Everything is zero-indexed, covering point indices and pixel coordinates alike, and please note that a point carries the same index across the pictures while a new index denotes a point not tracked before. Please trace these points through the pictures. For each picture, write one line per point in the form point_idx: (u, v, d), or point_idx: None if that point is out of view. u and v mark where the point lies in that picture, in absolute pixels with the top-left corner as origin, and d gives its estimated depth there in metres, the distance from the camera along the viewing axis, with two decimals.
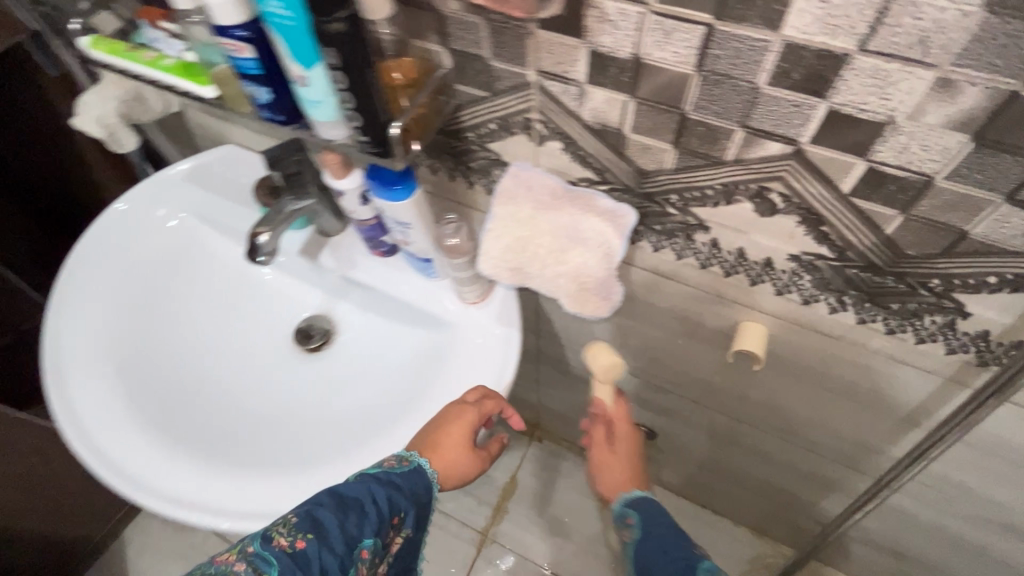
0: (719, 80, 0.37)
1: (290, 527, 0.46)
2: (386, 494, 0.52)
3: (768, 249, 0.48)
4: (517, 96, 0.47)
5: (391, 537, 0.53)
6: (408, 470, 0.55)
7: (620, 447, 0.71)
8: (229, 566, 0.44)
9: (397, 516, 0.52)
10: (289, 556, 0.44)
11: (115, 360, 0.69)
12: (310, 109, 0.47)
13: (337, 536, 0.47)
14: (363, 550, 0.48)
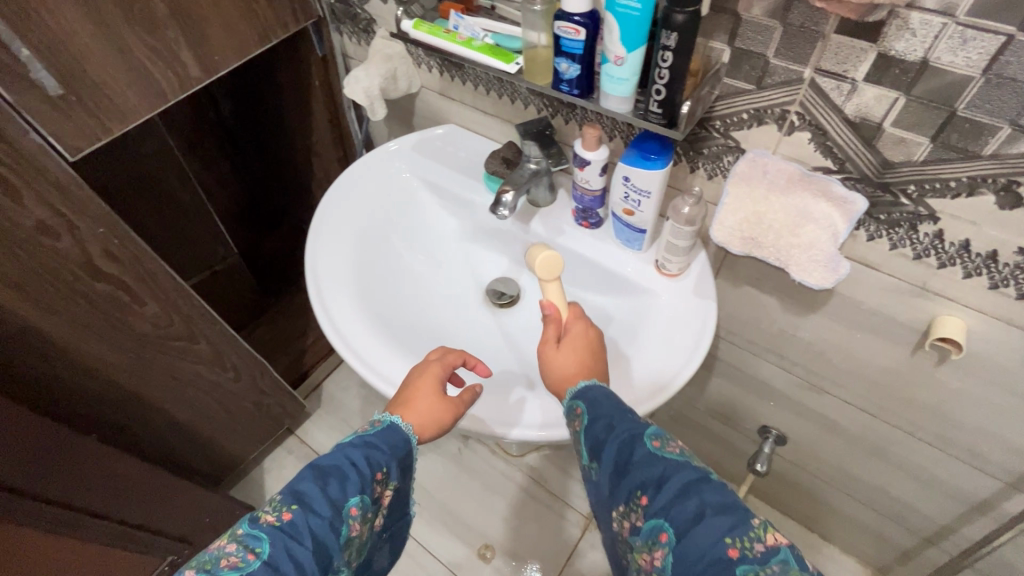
0: (1002, 82, 0.46)
1: (275, 502, 0.52)
2: (363, 455, 0.57)
3: (996, 240, 0.55)
4: (786, 90, 0.57)
5: (380, 491, 0.58)
6: (383, 429, 0.61)
7: (567, 344, 0.62)
8: (222, 548, 0.49)
9: (379, 472, 0.57)
10: (276, 528, 0.50)
11: (355, 277, 0.83)
12: (608, 84, 0.59)
13: (319, 502, 0.52)
14: (350, 508, 0.53)
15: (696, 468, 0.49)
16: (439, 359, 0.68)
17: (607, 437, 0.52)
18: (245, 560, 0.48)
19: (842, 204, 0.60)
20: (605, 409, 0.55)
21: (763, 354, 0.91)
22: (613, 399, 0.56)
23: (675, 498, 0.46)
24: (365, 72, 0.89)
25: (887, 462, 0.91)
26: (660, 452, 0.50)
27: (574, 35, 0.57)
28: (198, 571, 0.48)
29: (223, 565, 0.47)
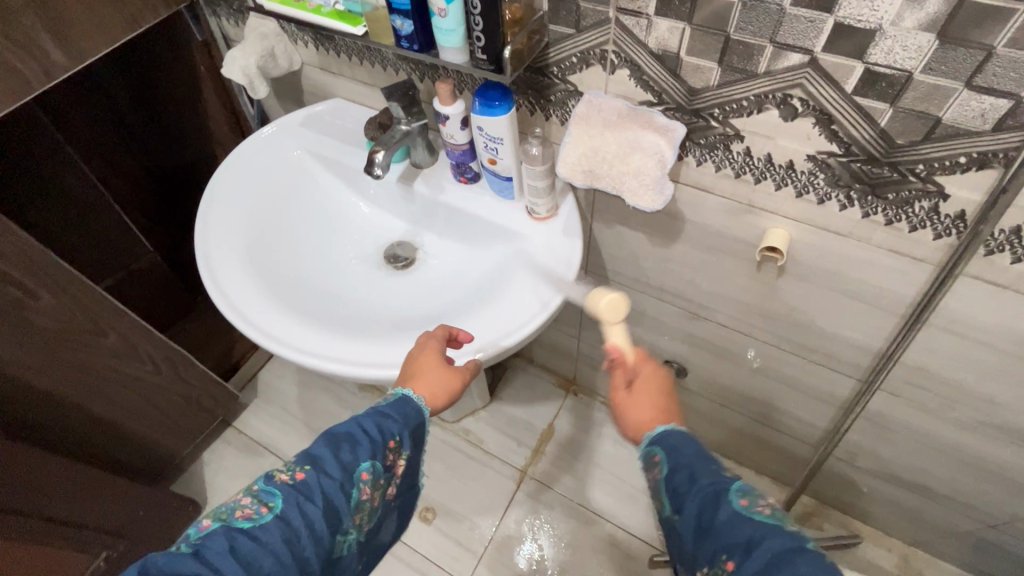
0: (755, 4, 0.52)
1: (290, 464, 0.58)
2: (374, 423, 0.62)
3: (789, 151, 0.62)
4: (601, 32, 0.62)
5: (393, 460, 0.63)
6: (395, 400, 0.65)
7: (639, 387, 0.63)
8: (240, 498, 0.55)
9: (392, 440, 0.62)
10: (291, 485, 0.56)
11: (245, 249, 0.86)
12: (440, 37, 0.63)
13: (331, 464, 0.57)
14: (361, 472, 0.59)
15: (789, 533, 0.47)
16: (430, 336, 0.71)
17: (689, 493, 0.53)
18: (259, 511, 0.54)
19: (664, 132, 0.66)
20: (686, 458, 0.55)
21: (647, 290, 0.98)
22: (693, 445, 0.56)
23: (767, 569, 0.45)
24: (240, 51, 0.91)
25: (765, 376, 1.00)
26: (747, 513, 0.49)
27: None
28: (217, 519, 0.54)
29: (238, 515, 0.54)
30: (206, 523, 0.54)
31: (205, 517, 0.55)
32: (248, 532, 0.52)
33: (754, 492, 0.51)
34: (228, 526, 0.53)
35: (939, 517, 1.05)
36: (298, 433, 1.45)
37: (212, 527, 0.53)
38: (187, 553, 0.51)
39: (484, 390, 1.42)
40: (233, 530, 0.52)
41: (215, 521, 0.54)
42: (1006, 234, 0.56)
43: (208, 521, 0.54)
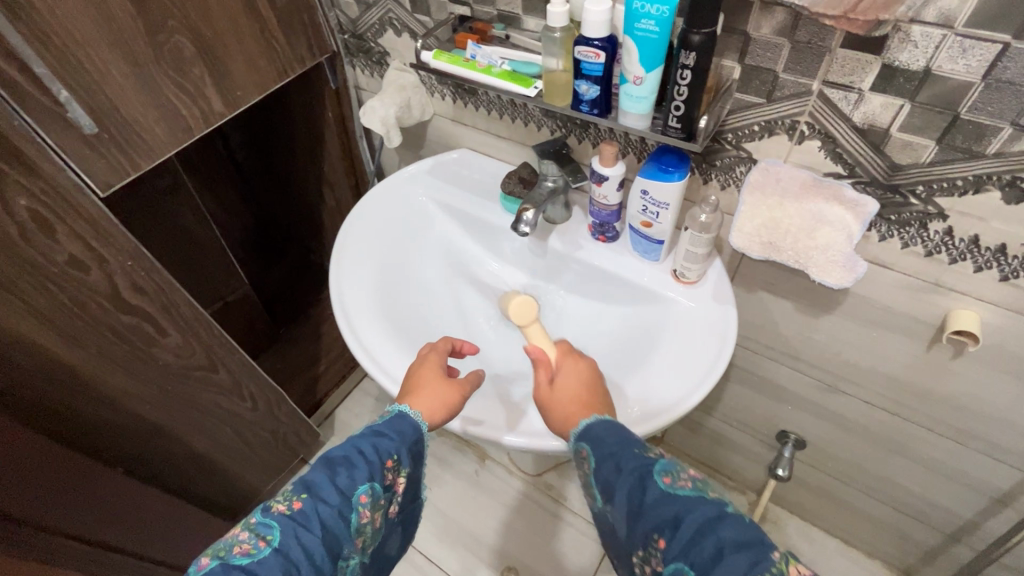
0: (1001, 85, 0.49)
1: (286, 492, 0.55)
2: (371, 444, 0.60)
3: (1004, 234, 0.58)
4: (795, 102, 0.60)
5: (391, 478, 0.60)
6: (392, 418, 0.63)
7: (560, 381, 0.64)
8: (238, 533, 0.52)
9: (389, 460, 0.60)
10: (288, 516, 0.53)
11: (378, 297, 0.85)
12: (627, 103, 0.62)
13: (328, 490, 0.55)
14: (361, 495, 0.56)
15: (712, 503, 0.47)
16: (433, 349, 0.73)
17: (617, 478, 0.52)
18: (256, 547, 0.51)
19: (852, 208, 0.63)
20: (610, 448, 0.54)
21: (779, 357, 0.93)
22: (617, 434, 0.56)
23: (692, 539, 0.44)
24: (381, 102, 0.93)
25: (906, 458, 0.93)
26: (670, 490, 0.48)
27: (596, 60, 0.60)
28: (213, 558, 0.51)
29: (236, 552, 0.50)
30: (204, 561, 0.51)
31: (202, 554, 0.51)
32: (247, 568, 0.49)
33: (674, 471, 0.50)
34: (227, 563, 0.49)
35: None
36: None
37: (209, 566, 0.50)
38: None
39: None
40: (229, 568, 0.49)
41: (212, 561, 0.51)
42: None
43: (206, 559, 0.51)
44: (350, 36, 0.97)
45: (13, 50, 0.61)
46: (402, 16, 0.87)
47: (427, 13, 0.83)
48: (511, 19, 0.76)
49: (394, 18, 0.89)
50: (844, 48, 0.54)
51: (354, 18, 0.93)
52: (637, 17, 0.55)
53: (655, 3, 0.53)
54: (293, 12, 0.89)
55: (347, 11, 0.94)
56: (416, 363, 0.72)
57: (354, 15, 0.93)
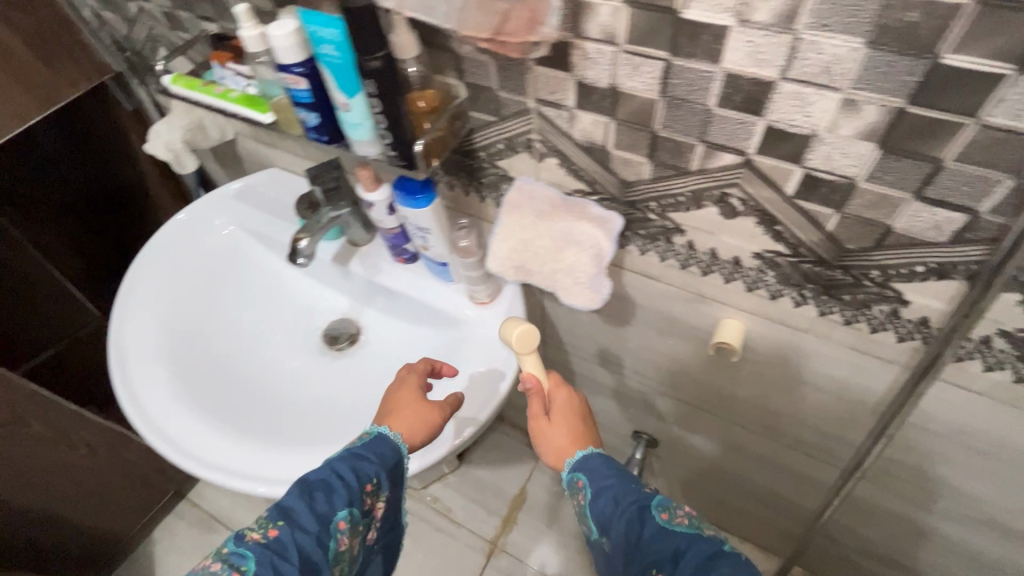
0: (678, 103, 0.46)
1: (263, 518, 0.51)
2: (349, 467, 0.55)
3: (735, 247, 0.56)
4: (523, 119, 0.57)
5: (371, 503, 0.56)
6: (371, 440, 0.58)
7: (557, 416, 0.59)
8: (207, 564, 0.48)
9: (369, 484, 0.56)
10: (264, 545, 0.49)
11: (166, 346, 0.79)
12: (349, 131, 0.57)
13: (306, 517, 0.51)
14: (338, 522, 0.52)
15: (710, 540, 0.47)
16: (412, 369, 0.65)
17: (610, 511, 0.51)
18: None
19: (596, 226, 0.61)
20: (607, 481, 0.53)
21: (607, 365, 0.91)
22: (613, 465, 0.54)
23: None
24: (164, 126, 0.86)
25: (738, 454, 0.93)
26: (669, 526, 0.48)
27: (302, 88, 0.55)
28: None
29: None
30: None
31: None
32: None
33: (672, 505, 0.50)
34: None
35: None
36: (254, 505, 1.37)
37: None
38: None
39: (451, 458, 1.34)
40: None
41: None
42: (975, 343, 0.50)
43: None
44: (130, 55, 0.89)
45: None
46: (166, 33, 0.80)
47: (185, 30, 0.76)
48: None
49: (161, 35, 0.81)
50: (538, 65, 0.50)
51: (125, 35, 0.86)
52: (316, 42, 0.50)
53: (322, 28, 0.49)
54: (45, 34, 0.81)
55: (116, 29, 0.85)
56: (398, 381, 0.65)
57: (124, 32, 0.85)
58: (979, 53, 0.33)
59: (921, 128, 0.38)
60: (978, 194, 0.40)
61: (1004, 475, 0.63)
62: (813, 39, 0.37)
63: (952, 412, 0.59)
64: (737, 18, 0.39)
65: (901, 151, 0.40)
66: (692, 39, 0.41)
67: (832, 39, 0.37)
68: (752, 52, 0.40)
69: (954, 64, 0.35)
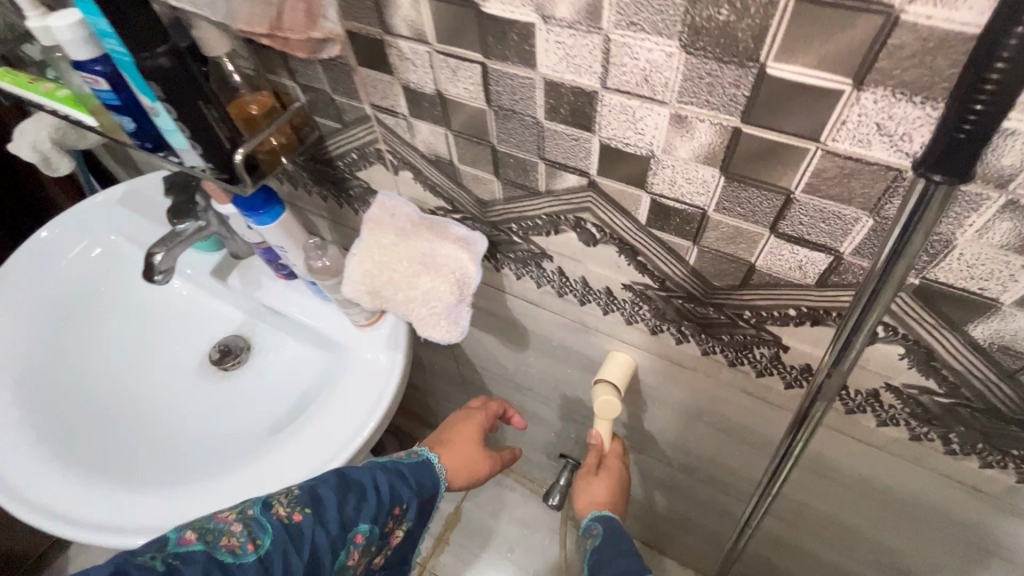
0: (508, 113, 0.39)
1: (291, 497, 0.48)
2: (388, 480, 0.53)
3: (604, 278, 0.49)
4: (366, 127, 0.50)
5: (391, 526, 0.53)
6: (417, 461, 0.57)
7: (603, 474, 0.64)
8: (229, 523, 0.45)
9: (397, 506, 0.53)
10: (285, 526, 0.45)
11: (16, 367, 0.70)
12: (169, 137, 0.50)
13: (334, 514, 0.48)
14: (358, 534, 0.49)
15: None
16: (481, 407, 0.66)
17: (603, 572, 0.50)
18: (243, 548, 0.44)
19: (456, 249, 0.53)
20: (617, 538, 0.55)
21: (519, 388, 0.85)
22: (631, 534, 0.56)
23: None
24: (31, 124, 0.78)
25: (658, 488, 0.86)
26: None
27: (105, 89, 0.48)
28: (196, 538, 0.44)
29: (223, 545, 0.44)
30: (184, 536, 0.44)
31: (185, 526, 0.45)
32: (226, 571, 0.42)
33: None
34: (210, 555, 0.43)
35: None
36: None
37: (190, 545, 0.43)
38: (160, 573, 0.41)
39: None
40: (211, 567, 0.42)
41: (192, 542, 0.44)
42: (862, 396, 0.43)
43: (190, 534, 0.44)
44: None
45: None
46: None
47: None
48: None
49: None
50: (360, 67, 0.43)
51: None
52: (99, 33, 0.43)
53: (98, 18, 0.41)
54: None
55: None
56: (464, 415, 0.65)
57: None
58: (806, 64, 0.26)
59: (759, 153, 0.31)
60: (839, 235, 0.33)
61: (915, 531, 0.57)
62: (624, 42, 0.30)
63: (854, 465, 0.52)
64: (539, 15, 0.31)
65: (746, 180, 0.33)
66: (500, 39, 0.34)
67: (644, 43, 0.30)
68: (565, 56, 0.33)
69: (773, 76, 0.27)
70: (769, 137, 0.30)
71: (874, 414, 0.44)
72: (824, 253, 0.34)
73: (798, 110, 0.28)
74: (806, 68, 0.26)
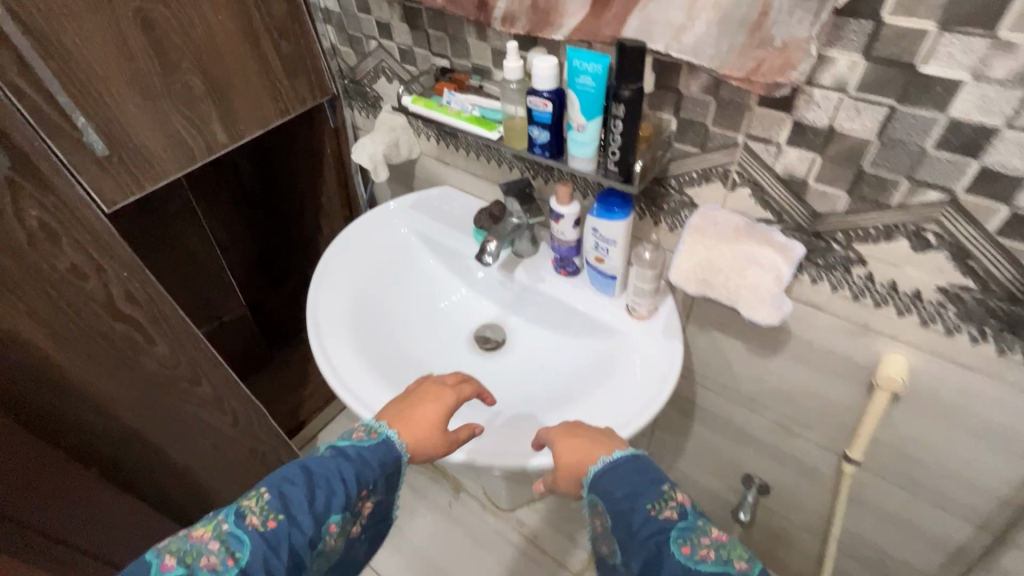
0: (894, 143, 0.54)
1: (262, 506, 0.59)
2: (353, 472, 0.63)
3: (919, 281, 0.61)
4: (726, 152, 0.66)
5: (361, 503, 0.65)
6: (378, 443, 0.66)
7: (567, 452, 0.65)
8: (206, 542, 0.56)
9: (364, 490, 0.64)
10: (264, 536, 0.57)
11: (350, 320, 0.90)
12: (574, 148, 0.68)
13: (304, 516, 0.59)
14: (332, 523, 0.61)
15: None
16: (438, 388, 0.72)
17: (631, 546, 0.56)
18: (224, 563, 0.55)
19: (778, 253, 0.67)
20: (620, 501, 0.58)
21: (736, 398, 0.95)
22: (629, 484, 0.59)
23: None
24: (371, 140, 1.02)
25: (861, 512, 0.92)
26: (688, 562, 0.53)
27: (546, 110, 0.67)
28: (178, 562, 0.55)
29: (203, 564, 0.55)
30: (169, 562, 0.55)
31: (165, 551, 0.56)
32: None
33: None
34: None
35: None
36: None
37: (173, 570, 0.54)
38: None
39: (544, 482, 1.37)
40: None
41: (179, 564, 0.55)
42: None
43: (171, 560, 0.55)
44: (349, 82, 1.08)
45: (40, 80, 0.71)
46: (393, 67, 0.97)
47: (414, 65, 0.93)
48: (485, 71, 0.84)
49: (387, 69, 0.98)
50: (761, 105, 0.60)
51: (354, 66, 1.04)
52: (576, 72, 0.62)
53: (590, 63, 0.61)
54: (296, 60, 1.00)
55: (347, 60, 1.04)
56: (403, 393, 0.73)
57: (353, 64, 1.03)
58: None
59: None
60: None
61: None
62: None
63: None
64: (972, 75, 0.47)
65: None
66: (923, 90, 0.50)
67: None
68: (980, 103, 0.48)
69: None
70: None
71: None
72: None
73: None
74: None
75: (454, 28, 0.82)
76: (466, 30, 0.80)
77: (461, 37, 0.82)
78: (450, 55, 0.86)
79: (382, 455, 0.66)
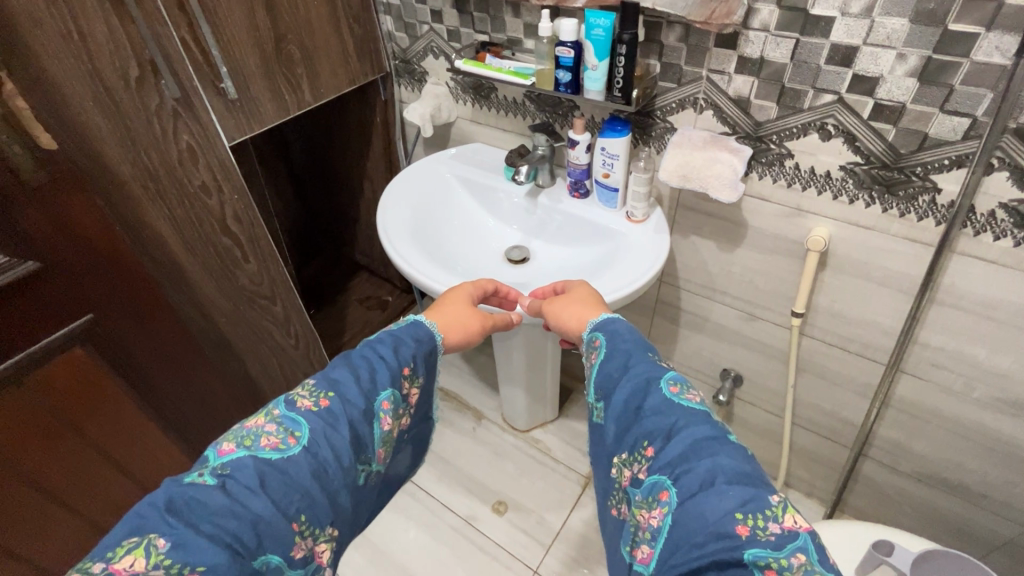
0: (802, 64, 0.84)
1: (311, 390, 0.61)
2: (392, 347, 0.67)
3: (828, 164, 0.90)
4: (695, 84, 0.95)
5: (407, 387, 0.68)
6: (407, 325, 0.72)
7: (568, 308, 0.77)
8: (264, 426, 0.57)
9: (406, 367, 0.67)
10: (316, 412, 0.59)
11: (411, 234, 1.15)
12: (589, 83, 0.97)
13: (352, 392, 0.61)
14: (383, 401, 0.64)
15: (711, 426, 0.55)
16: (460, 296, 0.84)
17: (623, 378, 0.61)
18: (285, 440, 0.56)
19: (734, 153, 0.96)
20: (624, 344, 0.65)
21: (712, 295, 1.22)
22: (633, 335, 0.66)
23: (681, 453, 0.53)
24: (420, 104, 1.30)
25: (811, 378, 1.19)
26: (676, 398, 0.58)
27: (569, 57, 0.96)
28: (237, 445, 0.56)
29: (265, 444, 0.56)
30: (227, 447, 0.56)
31: (224, 439, 0.57)
32: (277, 462, 0.55)
33: (800, 513, 0.49)
34: (257, 455, 0.55)
35: (978, 523, 1.16)
36: None
37: (235, 452, 0.55)
38: (213, 483, 0.52)
39: (556, 403, 1.60)
40: (260, 460, 0.54)
41: (240, 445, 0.56)
42: (984, 216, 0.81)
43: (229, 444, 0.56)
44: (400, 62, 1.36)
45: (201, 37, 0.97)
46: (440, 45, 1.26)
47: (459, 42, 1.22)
48: (517, 41, 1.13)
49: (435, 48, 1.27)
50: (717, 46, 0.89)
51: (406, 48, 1.32)
52: (591, 27, 0.91)
53: (599, 19, 0.89)
54: (362, 41, 1.28)
55: (400, 44, 1.33)
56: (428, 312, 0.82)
57: (405, 46, 1.32)
58: (962, 24, 0.70)
59: (940, 65, 0.74)
60: (977, 105, 0.74)
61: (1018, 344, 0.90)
62: (880, 21, 0.75)
63: (976, 284, 0.88)
64: (841, 12, 0.77)
65: (930, 80, 0.76)
66: (815, 25, 0.80)
67: (890, 20, 0.74)
68: (847, 30, 0.78)
69: (952, 28, 0.71)
70: (949, 58, 0.73)
71: (991, 228, 0.82)
72: (970, 119, 0.76)
73: (961, 41, 0.71)
74: (963, 25, 0.70)
75: (494, 10, 1.11)
76: (505, 10, 1.09)
77: (500, 16, 1.11)
78: (490, 31, 1.15)
79: (415, 333, 0.71)
